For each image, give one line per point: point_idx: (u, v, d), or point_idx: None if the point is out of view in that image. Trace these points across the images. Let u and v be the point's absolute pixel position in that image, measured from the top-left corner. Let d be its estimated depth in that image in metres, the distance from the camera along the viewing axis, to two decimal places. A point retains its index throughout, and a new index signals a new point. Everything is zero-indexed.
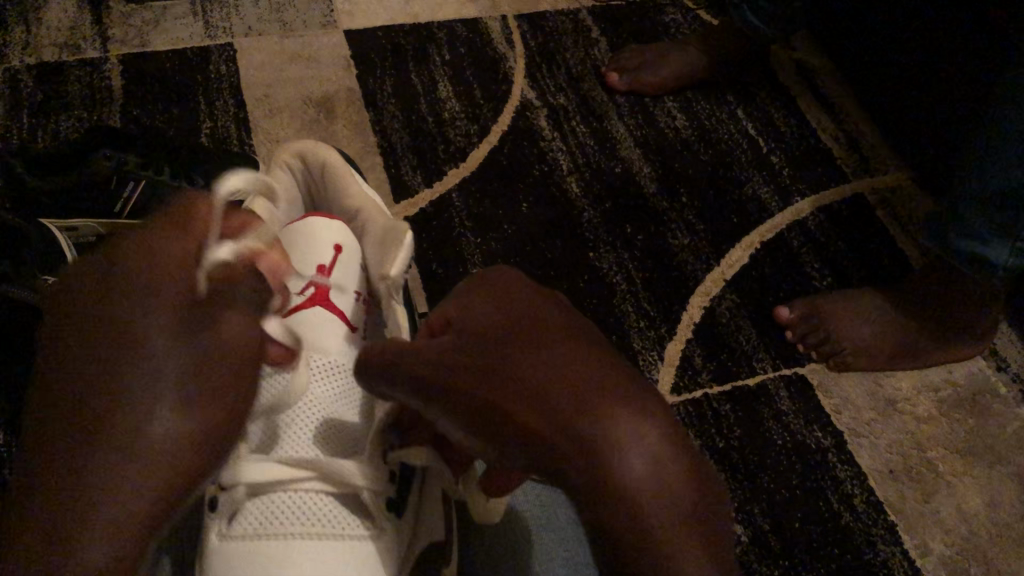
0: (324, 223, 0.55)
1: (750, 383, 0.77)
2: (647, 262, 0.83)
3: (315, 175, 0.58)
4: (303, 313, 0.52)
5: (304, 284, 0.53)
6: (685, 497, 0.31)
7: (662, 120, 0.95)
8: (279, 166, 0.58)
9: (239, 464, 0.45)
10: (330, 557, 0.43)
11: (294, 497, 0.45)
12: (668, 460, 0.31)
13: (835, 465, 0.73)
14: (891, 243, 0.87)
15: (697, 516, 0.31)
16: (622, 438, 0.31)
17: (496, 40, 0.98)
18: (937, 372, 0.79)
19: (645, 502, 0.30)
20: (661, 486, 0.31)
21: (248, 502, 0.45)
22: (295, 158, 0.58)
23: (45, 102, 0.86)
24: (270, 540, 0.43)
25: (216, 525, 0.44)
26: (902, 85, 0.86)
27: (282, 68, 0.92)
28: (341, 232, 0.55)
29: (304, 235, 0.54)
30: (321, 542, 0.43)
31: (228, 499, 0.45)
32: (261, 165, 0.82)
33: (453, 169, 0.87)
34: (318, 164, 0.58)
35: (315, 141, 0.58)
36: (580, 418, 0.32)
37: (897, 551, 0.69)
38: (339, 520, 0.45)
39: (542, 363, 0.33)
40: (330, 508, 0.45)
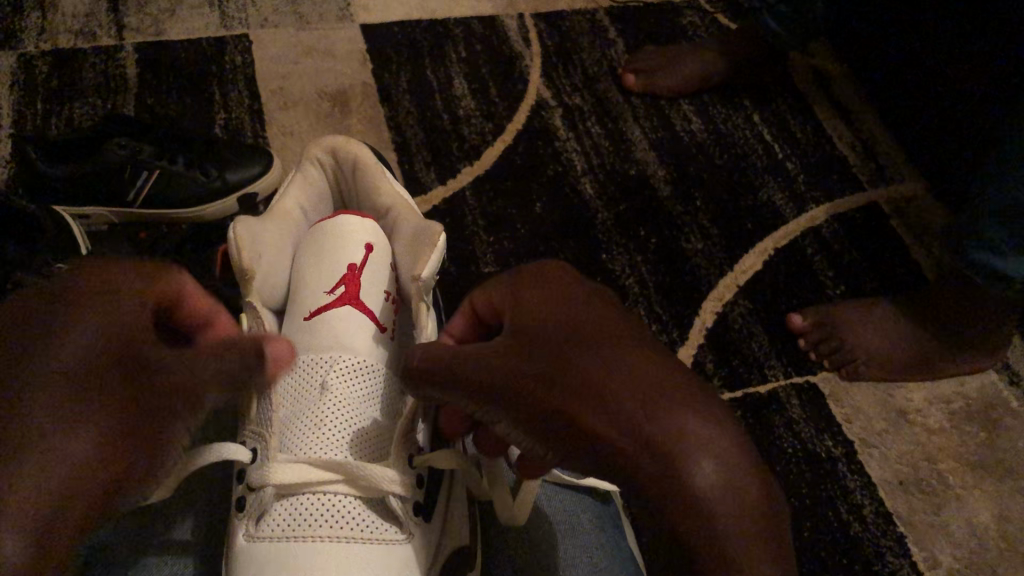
0: (355, 221, 0.55)
1: (761, 390, 0.77)
2: (660, 265, 0.83)
3: (346, 172, 0.59)
4: (333, 312, 0.51)
5: (335, 283, 0.52)
6: (744, 484, 0.31)
7: (678, 123, 0.94)
8: (311, 163, 0.58)
9: (268, 465, 0.45)
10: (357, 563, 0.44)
11: (321, 500, 0.45)
12: (723, 451, 0.31)
13: (846, 474, 0.73)
14: (905, 253, 0.87)
15: (756, 506, 0.31)
16: (689, 445, 0.31)
17: (513, 38, 0.97)
18: (949, 384, 0.78)
19: (713, 510, 0.30)
20: (727, 494, 0.31)
21: (276, 503, 0.45)
22: (327, 155, 0.58)
23: (59, 89, 0.85)
24: (298, 546, 0.44)
25: (245, 525, 0.45)
26: (920, 93, 0.85)
27: (298, 60, 0.92)
28: (372, 230, 0.55)
29: (337, 234, 0.54)
30: (349, 550, 0.44)
31: (257, 500, 0.45)
32: (275, 157, 0.82)
33: (467, 167, 0.87)
34: (349, 161, 0.58)
35: (347, 138, 0.58)
36: (648, 424, 0.32)
37: (905, 562, 0.69)
38: (367, 525, 0.46)
39: (606, 369, 0.33)
40: (357, 514, 0.46)
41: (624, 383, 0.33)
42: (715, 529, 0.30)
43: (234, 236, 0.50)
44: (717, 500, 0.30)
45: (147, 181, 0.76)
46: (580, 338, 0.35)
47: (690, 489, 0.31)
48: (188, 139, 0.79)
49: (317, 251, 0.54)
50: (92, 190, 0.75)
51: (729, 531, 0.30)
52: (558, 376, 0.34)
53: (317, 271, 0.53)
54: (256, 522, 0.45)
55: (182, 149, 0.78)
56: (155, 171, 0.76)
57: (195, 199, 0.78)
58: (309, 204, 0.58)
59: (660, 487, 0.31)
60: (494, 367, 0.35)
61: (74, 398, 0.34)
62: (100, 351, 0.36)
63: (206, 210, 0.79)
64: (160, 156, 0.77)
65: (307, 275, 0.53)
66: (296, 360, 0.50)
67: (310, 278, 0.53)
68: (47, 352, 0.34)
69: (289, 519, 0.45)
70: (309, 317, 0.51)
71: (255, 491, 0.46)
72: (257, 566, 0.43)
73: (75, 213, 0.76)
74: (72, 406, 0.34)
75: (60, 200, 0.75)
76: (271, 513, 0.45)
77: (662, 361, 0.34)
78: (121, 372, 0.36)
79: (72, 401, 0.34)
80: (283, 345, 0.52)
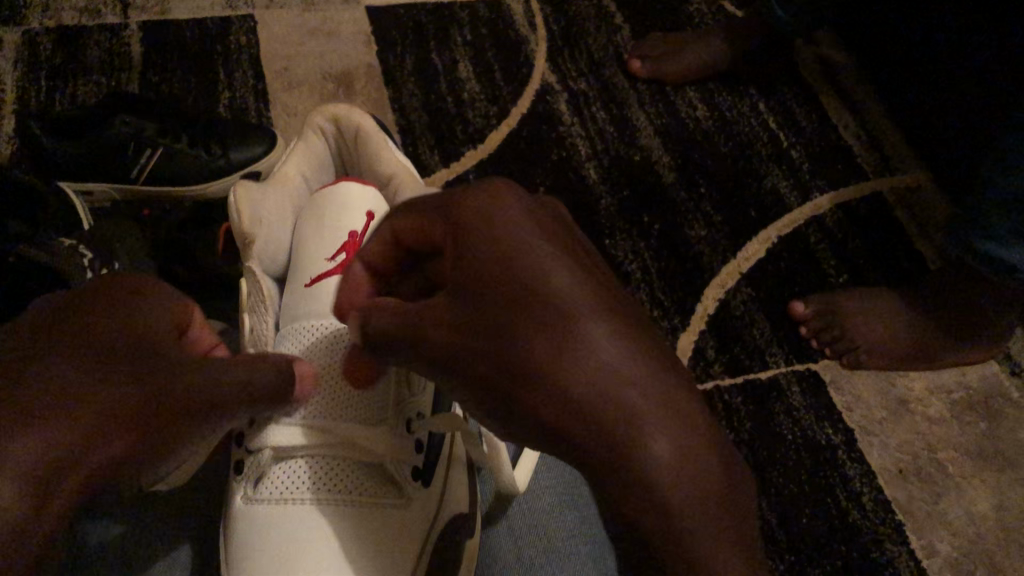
0: (356, 188, 0.55)
1: (762, 377, 0.77)
2: (663, 251, 0.83)
3: (349, 139, 0.59)
4: (331, 279, 0.52)
5: (335, 250, 0.52)
6: (703, 469, 0.29)
7: (683, 110, 0.94)
8: (313, 131, 0.59)
9: (265, 429, 0.47)
10: (348, 525, 0.46)
11: (316, 463, 0.47)
12: (681, 436, 0.29)
13: (845, 461, 0.73)
14: (908, 243, 0.87)
15: (716, 492, 0.30)
16: (648, 436, 0.29)
17: (519, 22, 0.97)
18: (951, 374, 0.78)
19: (672, 505, 0.29)
20: (686, 486, 0.29)
21: (274, 464, 0.47)
22: (329, 122, 0.58)
23: (63, 66, 0.85)
24: (291, 508, 0.46)
25: (244, 487, 0.47)
26: (926, 83, 0.85)
27: (303, 41, 0.91)
28: (373, 198, 0.55)
29: (338, 201, 0.54)
30: (341, 512, 0.46)
31: (255, 462, 0.47)
32: (280, 137, 0.81)
33: (471, 150, 0.86)
34: (352, 128, 0.58)
35: (350, 105, 0.58)
36: (601, 414, 0.30)
37: (903, 551, 0.69)
38: (361, 487, 0.47)
39: (550, 342, 0.30)
40: (352, 476, 0.47)
41: (569, 362, 0.30)
42: (671, 523, 0.29)
43: (235, 204, 0.52)
44: (674, 494, 0.29)
45: (150, 159, 0.76)
46: (516, 298, 0.31)
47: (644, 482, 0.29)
48: (193, 118, 0.79)
49: (318, 218, 0.54)
50: (94, 167, 0.75)
51: (685, 525, 0.29)
52: (502, 353, 0.31)
53: (318, 237, 0.53)
54: (255, 483, 0.47)
55: (187, 128, 0.78)
56: (158, 150, 0.76)
57: (198, 178, 0.78)
58: (311, 170, 0.59)
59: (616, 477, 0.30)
60: (440, 339, 0.33)
61: (106, 395, 0.35)
62: (133, 359, 0.37)
63: (208, 189, 0.79)
64: (164, 134, 0.76)
65: (309, 242, 0.54)
66: (292, 325, 0.51)
67: (312, 245, 0.53)
68: (81, 351, 0.36)
69: (285, 481, 0.47)
70: (310, 284, 0.52)
71: (253, 453, 0.48)
72: (254, 527, 0.45)
73: (80, 189, 0.77)
74: (92, 405, 0.35)
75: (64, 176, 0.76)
76: (269, 475, 0.47)
77: (614, 321, 0.31)
78: (148, 375, 0.37)
79: (95, 399, 0.35)
80: (285, 312, 0.53)
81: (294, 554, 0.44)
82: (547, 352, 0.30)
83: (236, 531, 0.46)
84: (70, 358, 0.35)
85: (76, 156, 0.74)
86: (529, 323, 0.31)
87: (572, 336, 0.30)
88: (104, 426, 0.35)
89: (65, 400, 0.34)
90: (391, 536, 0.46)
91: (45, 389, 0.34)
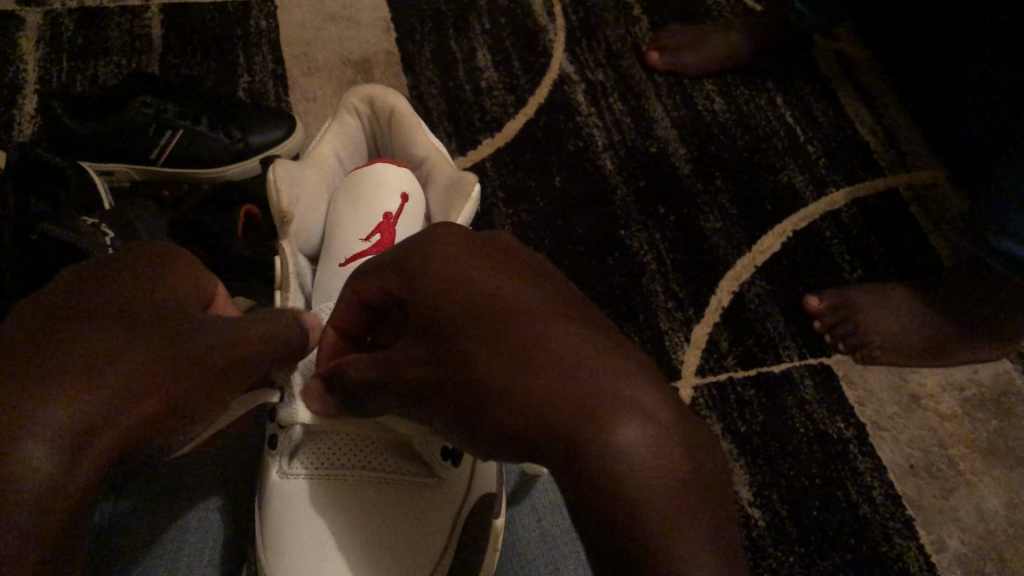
0: (391, 170, 0.57)
1: (775, 370, 0.77)
2: (678, 243, 0.83)
3: (383, 121, 0.61)
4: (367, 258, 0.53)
5: (371, 231, 0.54)
6: (663, 438, 0.28)
7: (701, 102, 0.94)
8: (348, 111, 0.61)
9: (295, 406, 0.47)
10: (378, 507, 0.47)
11: (345, 443, 0.48)
12: (630, 412, 0.28)
13: (856, 455, 0.73)
14: (923, 239, 0.87)
15: (678, 462, 0.27)
16: (597, 415, 0.28)
17: (537, 12, 0.97)
18: (963, 371, 0.78)
19: (632, 476, 0.27)
20: (645, 456, 0.27)
21: (307, 441, 0.48)
22: (363, 103, 0.61)
23: (85, 47, 0.86)
24: (325, 488, 0.47)
25: (277, 463, 0.48)
26: (944, 80, 0.85)
27: (322, 26, 0.91)
28: (407, 181, 0.57)
29: (374, 182, 0.56)
30: (373, 495, 0.47)
31: (287, 439, 0.48)
32: (298, 121, 0.82)
33: (488, 139, 0.87)
34: (386, 110, 0.60)
35: (384, 88, 0.61)
36: (550, 407, 0.29)
37: (913, 546, 0.70)
38: (389, 468, 0.48)
39: (496, 352, 0.31)
40: (379, 458, 0.48)
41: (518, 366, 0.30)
42: (624, 504, 0.27)
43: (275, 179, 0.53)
44: (624, 471, 0.27)
45: (170, 140, 0.77)
46: (465, 319, 0.32)
47: (600, 464, 0.28)
48: (212, 100, 0.79)
49: (354, 198, 0.56)
50: (114, 147, 0.76)
51: (643, 502, 0.26)
52: (467, 374, 0.32)
53: (354, 217, 0.55)
54: (289, 459, 0.48)
55: (206, 110, 0.78)
56: (178, 131, 0.76)
57: (217, 159, 0.79)
58: (344, 152, 0.61)
59: (577, 470, 0.28)
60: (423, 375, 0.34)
61: (133, 352, 0.35)
62: (157, 318, 0.37)
63: (226, 171, 0.80)
64: (185, 115, 0.77)
65: (344, 222, 0.56)
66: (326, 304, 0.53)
67: (348, 225, 0.55)
68: (101, 315, 0.35)
69: (319, 460, 0.48)
70: (345, 263, 0.53)
71: (285, 428, 0.48)
72: (290, 506, 0.47)
73: (99, 169, 0.77)
74: (121, 361, 0.34)
75: (84, 155, 0.76)
76: (302, 451, 0.48)
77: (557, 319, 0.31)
78: (174, 334, 0.37)
79: (122, 358, 0.34)
80: (319, 289, 0.54)
81: (330, 536, 0.46)
82: (498, 363, 0.31)
83: (272, 506, 0.47)
84: (92, 321, 0.35)
85: (97, 136, 0.74)
86: (479, 341, 0.32)
87: (518, 343, 0.31)
88: (136, 380, 0.34)
89: (93, 360, 0.33)
90: (423, 520, 0.47)
91: (71, 351, 0.33)
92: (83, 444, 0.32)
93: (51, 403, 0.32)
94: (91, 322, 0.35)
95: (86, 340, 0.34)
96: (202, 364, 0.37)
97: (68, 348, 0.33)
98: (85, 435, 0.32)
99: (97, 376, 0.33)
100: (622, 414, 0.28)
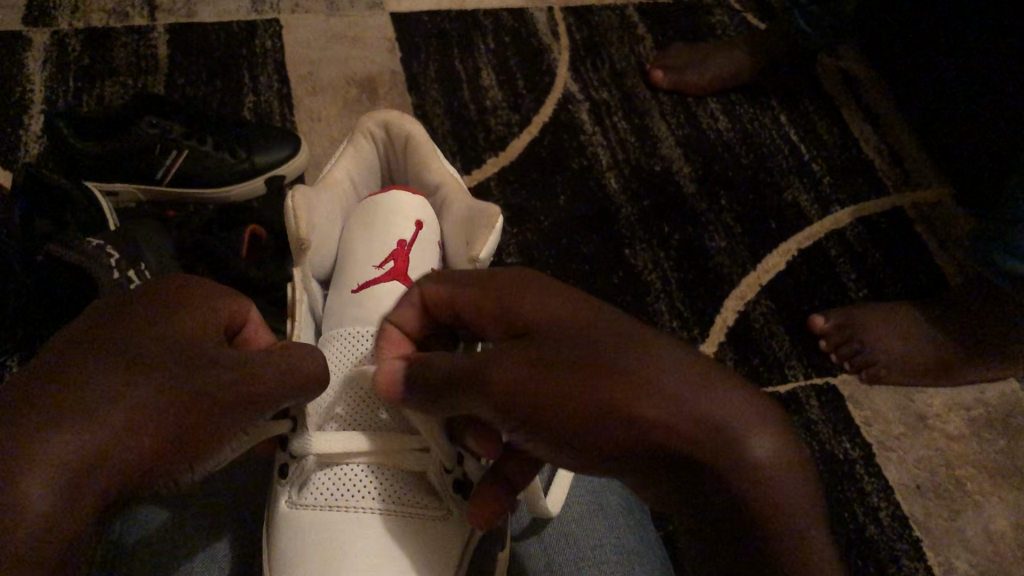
0: (405, 198, 0.58)
1: (781, 390, 0.77)
2: (683, 263, 0.83)
3: (397, 147, 0.61)
4: (382, 285, 0.54)
5: (385, 259, 0.55)
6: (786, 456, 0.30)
7: (705, 121, 0.94)
8: (363, 135, 0.61)
9: (308, 436, 0.48)
10: (391, 530, 0.46)
11: (357, 471, 0.48)
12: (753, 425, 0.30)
13: (862, 476, 0.73)
14: (929, 257, 0.86)
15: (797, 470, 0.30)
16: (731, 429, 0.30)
17: (542, 31, 0.97)
18: (970, 391, 0.78)
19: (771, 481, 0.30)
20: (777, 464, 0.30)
21: (318, 472, 0.48)
22: (379, 128, 0.61)
23: (91, 67, 0.86)
24: (336, 512, 0.47)
25: (286, 492, 0.48)
26: (947, 99, 0.85)
27: (327, 46, 0.92)
28: (420, 207, 0.58)
29: (390, 211, 0.57)
30: (385, 518, 0.47)
31: (299, 469, 0.48)
32: (302, 141, 0.82)
33: (493, 158, 0.87)
34: (402, 136, 0.61)
35: (400, 114, 0.61)
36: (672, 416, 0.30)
37: (920, 567, 0.69)
38: (402, 497, 0.48)
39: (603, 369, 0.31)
40: (392, 485, 0.48)
41: (624, 374, 0.31)
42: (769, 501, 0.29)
43: (293, 205, 0.53)
44: (774, 482, 0.30)
45: (174, 161, 0.77)
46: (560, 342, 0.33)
47: (753, 476, 0.29)
48: (217, 122, 0.79)
49: (368, 224, 0.57)
50: (118, 169, 0.76)
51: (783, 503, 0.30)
52: (574, 374, 0.31)
53: (368, 245, 0.56)
54: (298, 489, 0.48)
55: (212, 131, 0.78)
56: (183, 151, 0.76)
57: (220, 181, 0.79)
58: (357, 176, 0.61)
59: (721, 482, 0.30)
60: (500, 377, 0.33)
61: (137, 387, 0.34)
62: (170, 357, 0.35)
63: (229, 193, 0.80)
64: (190, 136, 0.77)
65: (358, 248, 0.56)
66: (339, 331, 0.53)
67: (360, 252, 0.56)
68: (112, 352, 0.34)
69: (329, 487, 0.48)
70: (357, 290, 0.54)
71: (297, 458, 0.49)
72: (299, 530, 0.46)
73: (104, 190, 0.77)
74: (125, 386, 0.33)
75: (89, 175, 0.76)
76: (312, 482, 0.48)
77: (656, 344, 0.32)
78: (183, 363, 0.36)
79: (127, 401, 0.33)
80: (329, 313, 0.55)
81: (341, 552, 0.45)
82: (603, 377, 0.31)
83: (281, 534, 0.47)
84: (89, 357, 0.33)
85: (102, 156, 0.75)
86: (582, 352, 0.32)
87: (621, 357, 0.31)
88: (137, 408, 0.33)
89: (94, 401, 0.32)
90: (434, 544, 0.47)
91: (79, 382, 0.33)
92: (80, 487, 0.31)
93: (62, 438, 0.31)
94: (107, 356, 0.34)
95: (88, 376, 0.33)
96: (207, 400, 0.36)
97: (65, 389, 0.32)
98: (82, 478, 0.31)
99: (93, 414, 0.32)
100: (755, 421, 0.30)
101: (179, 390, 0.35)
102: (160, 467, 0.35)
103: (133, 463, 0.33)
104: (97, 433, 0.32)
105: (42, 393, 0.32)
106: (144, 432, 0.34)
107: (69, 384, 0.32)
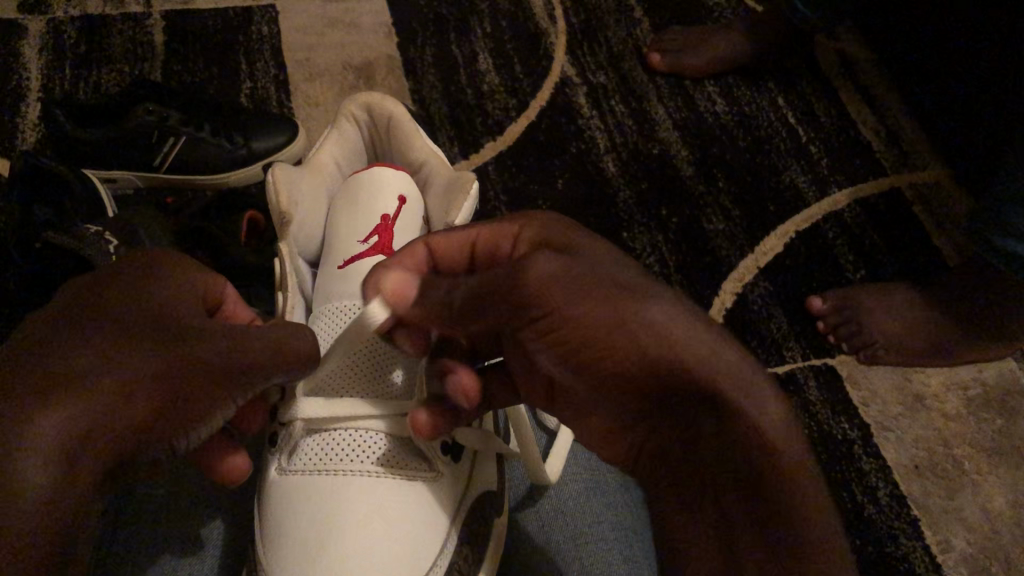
0: (389, 173, 0.58)
1: (778, 371, 0.77)
2: (681, 245, 0.83)
3: (379, 126, 0.61)
4: (366, 259, 0.54)
5: (370, 233, 0.55)
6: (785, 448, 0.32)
7: (702, 103, 0.94)
8: (346, 118, 0.61)
9: (296, 402, 0.48)
10: (380, 494, 0.46)
11: (346, 435, 0.48)
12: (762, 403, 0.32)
13: (860, 456, 0.73)
14: (926, 239, 0.86)
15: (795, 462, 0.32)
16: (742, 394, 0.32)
17: (539, 15, 0.97)
18: (967, 371, 0.78)
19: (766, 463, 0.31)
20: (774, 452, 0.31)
21: (306, 439, 0.49)
22: (361, 109, 0.61)
23: (87, 54, 0.86)
24: (326, 477, 0.47)
25: (277, 460, 0.49)
26: (944, 79, 0.85)
27: (323, 32, 0.91)
28: (405, 184, 0.58)
29: (372, 187, 0.57)
30: (376, 483, 0.47)
31: (288, 436, 0.49)
32: (300, 127, 0.82)
33: (490, 143, 0.87)
34: (383, 115, 0.61)
35: (381, 94, 0.61)
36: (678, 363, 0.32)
37: (918, 546, 0.69)
38: (391, 459, 0.48)
39: (642, 319, 0.32)
40: (381, 448, 0.48)
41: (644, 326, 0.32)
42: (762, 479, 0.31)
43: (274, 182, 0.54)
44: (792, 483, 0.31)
45: (173, 146, 0.77)
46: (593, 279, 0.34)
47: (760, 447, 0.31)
48: (214, 107, 0.79)
49: (353, 202, 0.57)
50: (117, 153, 0.76)
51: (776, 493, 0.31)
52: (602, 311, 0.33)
53: (354, 221, 0.56)
54: (288, 456, 0.49)
55: (210, 116, 0.78)
56: (181, 137, 0.76)
57: (217, 167, 0.79)
58: (343, 157, 0.61)
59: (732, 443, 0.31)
60: (544, 286, 0.33)
61: (118, 361, 0.35)
62: (166, 325, 0.37)
63: (226, 180, 0.80)
64: (188, 121, 0.77)
65: (343, 225, 0.56)
66: (326, 305, 0.53)
67: (346, 229, 0.56)
68: (111, 316, 0.36)
69: (316, 452, 0.48)
70: (344, 266, 0.54)
71: (288, 426, 0.49)
72: (289, 500, 0.46)
73: (102, 177, 0.78)
74: (129, 348, 0.35)
75: (86, 162, 0.76)
76: (302, 447, 0.49)
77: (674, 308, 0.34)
78: (164, 336, 0.37)
79: (132, 360, 0.35)
80: (318, 291, 0.55)
81: (332, 518, 0.45)
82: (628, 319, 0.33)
83: (272, 506, 0.47)
84: (89, 323, 0.35)
85: (100, 143, 0.75)
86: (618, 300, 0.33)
87: (649, 307, 0.33)
88: (142, 368, 0.35)
89: (101, 359, 0.34)
90: (428, 506, 0.47)
91: (85, 343, 0.35)
92: (67, 457, 0.32)
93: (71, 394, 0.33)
94: (109, 320, 0.36)
95: (95, 337, 0.35)
96: (209, 365, 0.38)
97: (64, 351, 0.34)
98: (69, 451, 0.32)
99: (75, 385, 0.33)
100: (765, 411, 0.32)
101: (181, 353, 0.37)
102: (162, 425, 0.36)
103: (137, 421, 0.35)
104: (106, 390, 0.34)
105: (51, 349, 0.34)
106: (148, 391, 0.35)
107: (75, 344, 0.34)
